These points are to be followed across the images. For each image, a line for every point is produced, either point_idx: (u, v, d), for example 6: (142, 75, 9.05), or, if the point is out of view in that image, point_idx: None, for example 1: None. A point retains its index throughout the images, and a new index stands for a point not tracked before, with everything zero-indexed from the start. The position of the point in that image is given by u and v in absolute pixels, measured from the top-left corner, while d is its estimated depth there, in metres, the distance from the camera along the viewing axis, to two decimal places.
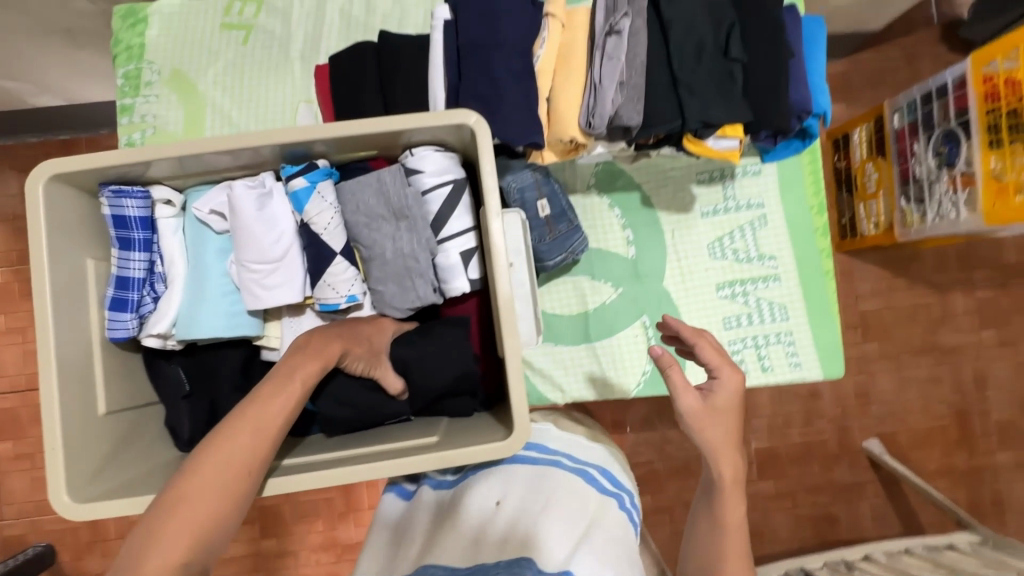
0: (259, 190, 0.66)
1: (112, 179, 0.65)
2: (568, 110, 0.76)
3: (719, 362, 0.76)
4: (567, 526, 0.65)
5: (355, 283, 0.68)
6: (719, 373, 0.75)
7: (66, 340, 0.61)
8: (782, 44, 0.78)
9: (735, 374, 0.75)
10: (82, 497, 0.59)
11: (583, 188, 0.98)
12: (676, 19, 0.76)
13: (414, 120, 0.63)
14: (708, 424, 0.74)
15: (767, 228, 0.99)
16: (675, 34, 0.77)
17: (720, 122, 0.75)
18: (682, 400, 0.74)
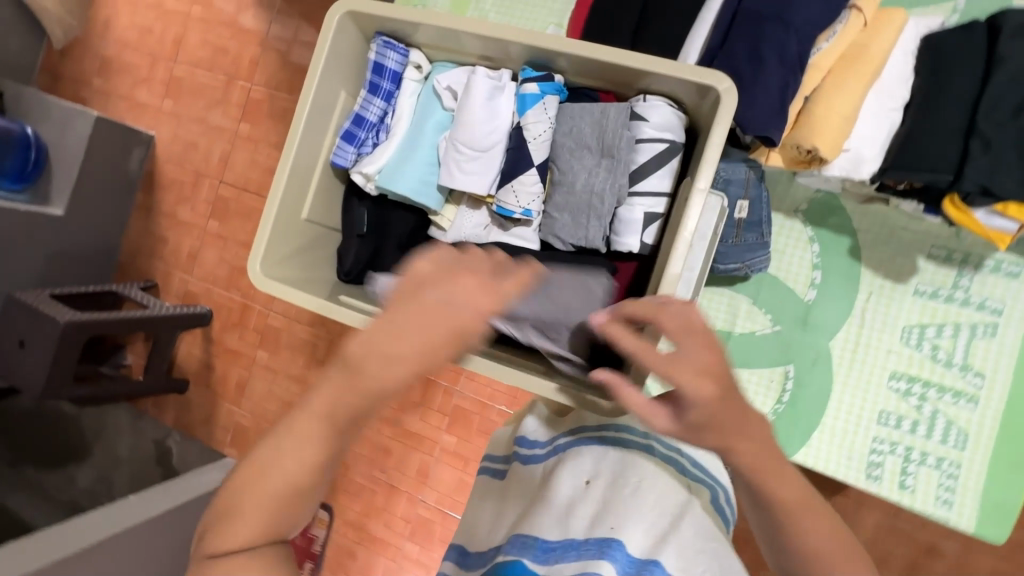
0: (495, 84, 0.70)
1: (386, 31, 0.73)
2: (824, 114, 0.68)
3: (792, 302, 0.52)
4: (655, 515, 0.51)
5: (536, 200, 0.70)
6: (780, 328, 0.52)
7: (303, 148, 0.73)
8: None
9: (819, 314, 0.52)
10: (268, 274, 0.73)
11: (788, 210, 0.89)
12: (1014, 59, 0.63)
13: (665, 66, 0.61)
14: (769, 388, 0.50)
15: (990, 340, 0.82)
16: (1000, 75, 0.63)
17: (1006, 196, 0.62)
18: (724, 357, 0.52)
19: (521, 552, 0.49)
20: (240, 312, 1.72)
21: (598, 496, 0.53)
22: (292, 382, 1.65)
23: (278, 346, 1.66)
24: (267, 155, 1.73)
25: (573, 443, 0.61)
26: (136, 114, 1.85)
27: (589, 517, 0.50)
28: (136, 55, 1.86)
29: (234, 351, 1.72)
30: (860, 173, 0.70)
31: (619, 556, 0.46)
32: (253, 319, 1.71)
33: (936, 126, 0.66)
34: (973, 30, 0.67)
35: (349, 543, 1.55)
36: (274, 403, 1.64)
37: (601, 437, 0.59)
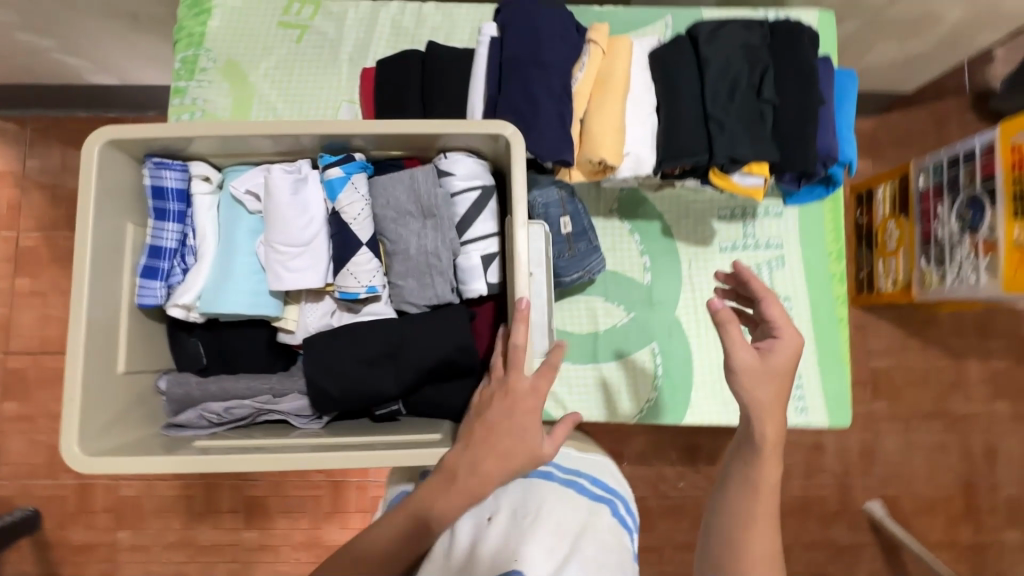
0: (295, 177, 0.69)
1: (157, 151, 0.68)
2: (600, 130, 0.79)
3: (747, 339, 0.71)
4: (552, 538, 0.61)
5: (376, 276, 0.69)
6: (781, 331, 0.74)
7: (97, 299, 0.64)
8: (813, 91, 0.81)
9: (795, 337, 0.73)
10: (93, 451, 0.62)
11: (605, 212, 1.00)
12: (715, 57, 0.80)
13: (455, 125, 0.66)
14: (762, 383, 0.71)
15: (783, 269, 1.00)
16: (711, 72, 0.80)
17: (746, 159, 0.78)
18: (737, 356, 0.71)
19: None
20: (79, 495, 1.42)
21: (500, 529, 0.63)
22: (174, 551, 1.41)
23: (143, 516, 1.41)
24: (62, 307, 1.48)
25: None
26: None
27: (491, 552, 0.60)
28: None
29: (85, 545, 1.41)
30: (644, 169, 0.82)
31: None
32: (99, 497, 1.42)
33: (682, 117, 0.80)
34: (680, 43, 0.83)
35: None
36: None
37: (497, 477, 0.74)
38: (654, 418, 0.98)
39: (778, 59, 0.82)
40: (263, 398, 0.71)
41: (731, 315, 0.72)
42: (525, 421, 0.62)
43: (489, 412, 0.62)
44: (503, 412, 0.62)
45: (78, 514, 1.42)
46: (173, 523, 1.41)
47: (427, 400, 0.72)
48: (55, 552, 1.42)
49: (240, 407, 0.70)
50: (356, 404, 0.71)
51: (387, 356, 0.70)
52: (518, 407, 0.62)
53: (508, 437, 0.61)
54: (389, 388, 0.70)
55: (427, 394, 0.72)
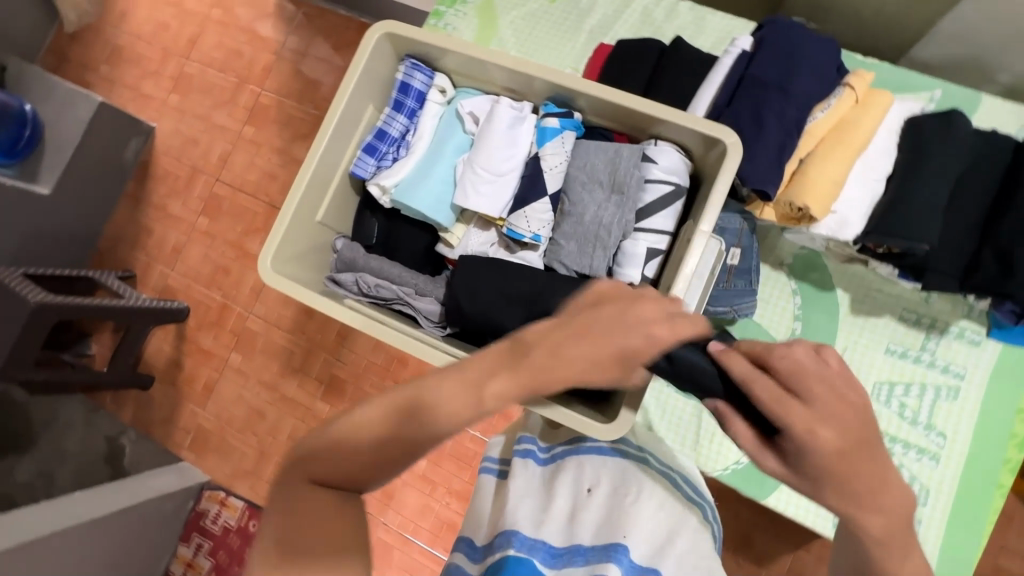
0: (516, 114, 0.75)
1: (415, 54, 0.77)
2: (816, 177, 0.74)
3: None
4: (654, 520, 0.60)
5: (546, 226, 0.74)
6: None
7: (327, 154, 0.75)
8: None
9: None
10: (277, 271, 0.73)
11: (774, 262, 0.95)
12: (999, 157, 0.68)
13: (679, 116, 0.66)
14: None
15: (952, 402, 0.87)
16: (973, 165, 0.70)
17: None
18: None
19: (530, 551, 0.54)
20: (219, 312, 1.70)
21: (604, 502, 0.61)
22: (263, 389, 1.63)
23: (254, 350, 1.65)
24: (267, 160, 1.75)
25: (568, 450, 0.70)
26: (139, 104, 1.85)
27: (592, 522, 0.59)
28: (148, 48, 1.88)
29: (206, 351, 1.69)
30: (845, 234, 0.76)
31: (623, 559, 0.53)
32: (231, 319, 1.69)
33: (916, 194, 0.73)
34: (951, 118, 0.74)
35: None
36: (242, 409, 1.63)
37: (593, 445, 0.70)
38: (734, 482, 0.92)
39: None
40: (408, 290, 0.79)
41: None
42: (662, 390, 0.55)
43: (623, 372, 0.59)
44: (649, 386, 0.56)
45: (212, 325, 1.70)
46: (272, 366, 1.63)
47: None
48: (186, 345, 1.71)
49: (388, 289, 0.78)
50: (478, 328, 0.75)
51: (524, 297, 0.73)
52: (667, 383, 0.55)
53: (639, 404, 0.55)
54: (513, 326, 0.74)
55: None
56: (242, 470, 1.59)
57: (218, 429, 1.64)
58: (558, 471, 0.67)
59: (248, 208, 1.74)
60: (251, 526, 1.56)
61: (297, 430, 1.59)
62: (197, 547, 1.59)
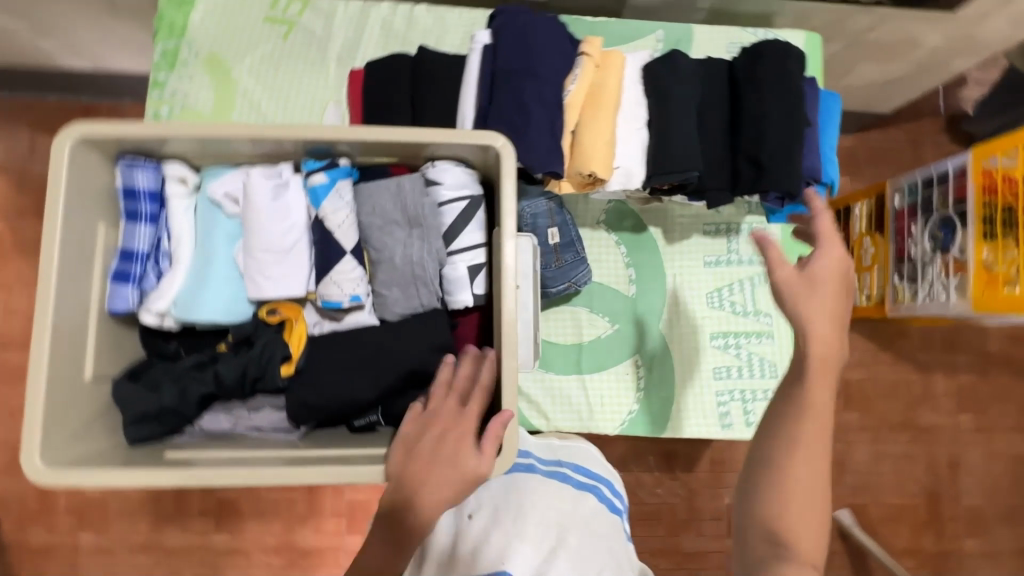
0: (277, 181, 0.67)
1: (130, 151, 0.65)
2: (591, 144, 0.78)
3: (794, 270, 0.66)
4: (538, 534, 0.76)
5: (360, 284, 0.68)
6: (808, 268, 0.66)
7: (65, 301, 0.61)
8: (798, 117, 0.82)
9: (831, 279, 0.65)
10: (55, 464, 0.58)
11: (592, 223, 1.00)
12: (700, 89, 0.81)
13: (445, 135, 0.65)
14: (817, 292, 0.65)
15: (765, 285, 1.01)
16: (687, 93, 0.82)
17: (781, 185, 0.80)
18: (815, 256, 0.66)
19: None
20: (39, 498, 1.37)
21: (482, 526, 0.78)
22: (140, 554, 1.36)
23: (107, 519, 1.36)
24: (24, 300, 1.41)
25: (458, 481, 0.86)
26: None
27: (473, 551, 0.76)
28: None
29: (43, 549, 1.36)
30: (633, 183, 0.82)
31: None
32: (60, 499, 1.37)
33: (673, 132, 0.81)
34: (673, 58, 0.83)
35: None
36: None
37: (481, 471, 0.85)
38: (635, 429, 0.98)
39: (770, 77, 0.83)
40: (237, 408, 0.71)
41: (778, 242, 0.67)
42: (459, 438, 0.61)
43: (422, 442, 0.61)
44: (434, 442, 0.61)
45: (38, 515, 1.36)
46: (139, 525, 1.36)
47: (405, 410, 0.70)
48: (13, 555, 1.36)
49: (217, 419, 0.70)
50: (335, 412, 0.69)
51: (369, 362, 0.68)
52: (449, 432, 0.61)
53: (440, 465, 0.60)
54: (366, 394, 0.68)
55: (405, 403, 0.70)
56: None
57: None
58: (448, 503, 0.84)
59: (25, 364, 1.39)
60: None
61: None
62: None
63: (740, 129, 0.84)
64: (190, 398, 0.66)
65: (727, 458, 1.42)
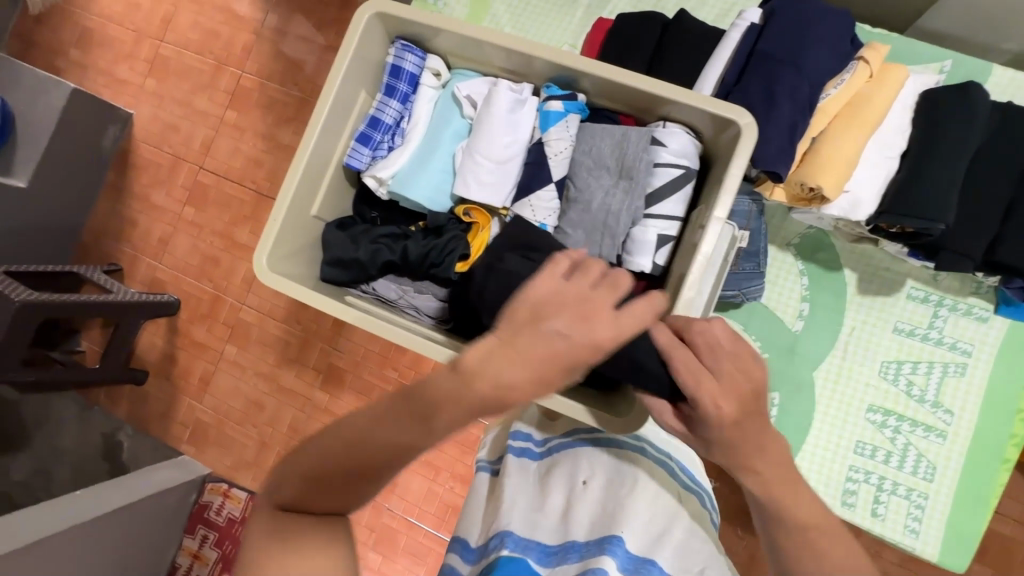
0: (516, 98, 0.71)
1: (407, 36, 0.73)
2: (829, 157, 0.72)
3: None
4: (647, 514, 0.62)
5: (552, 216, 0.71)
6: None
7: (320, 144, 0.71)
8: None
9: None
10: (273, 269, 0.70)
11: (781, 242, 0.93)
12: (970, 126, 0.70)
13: (691, 97, 0.63)
14: None
15: (960, 379, 0.87)
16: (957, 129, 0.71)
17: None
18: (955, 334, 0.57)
19: (523, 550, 0.56)
20: (210, 303, 1.67)
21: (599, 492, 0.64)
22: (262, 379, 1.61)
23: (249, 341, 1.62)
24: (251, 145, 1.68)
25: (565, 445, 0.72)
26: (114, 89, 1.77)
27: (589, 516, 0.61)
28: (117, 28, 1.79)
29: (201, 343, 1.67)
30: (856, 214, 0.74)
31: (619, 552, 0.55)
32: (223, 311, 1.65)
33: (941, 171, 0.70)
34: (969, 90, 0.71)
35: None
36: (240, 400, 1.62)
37: (593, 439, 0.71)
38: None
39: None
40: (405, 288, 0.78)
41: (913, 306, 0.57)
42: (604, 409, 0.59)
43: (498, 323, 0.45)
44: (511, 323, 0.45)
45: (205, 317, 1.66)
46: (268, 357, 1.61)
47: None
48: (180, 339, 1.68)
49: (387, 289, 0.77)
50: (485, 321, 0.74)
51: (518, 249, 0.65)
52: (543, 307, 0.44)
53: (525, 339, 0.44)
54: None
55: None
56: (244, 460, 1.59)
57: (218, 421, 1.63)
58: (555, 461, 0.69)
59: (235, 196, 1.68)
60: None
61: (297, 420, 1.57)
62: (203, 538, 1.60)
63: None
64: (378, 261, 0.75)
65: None
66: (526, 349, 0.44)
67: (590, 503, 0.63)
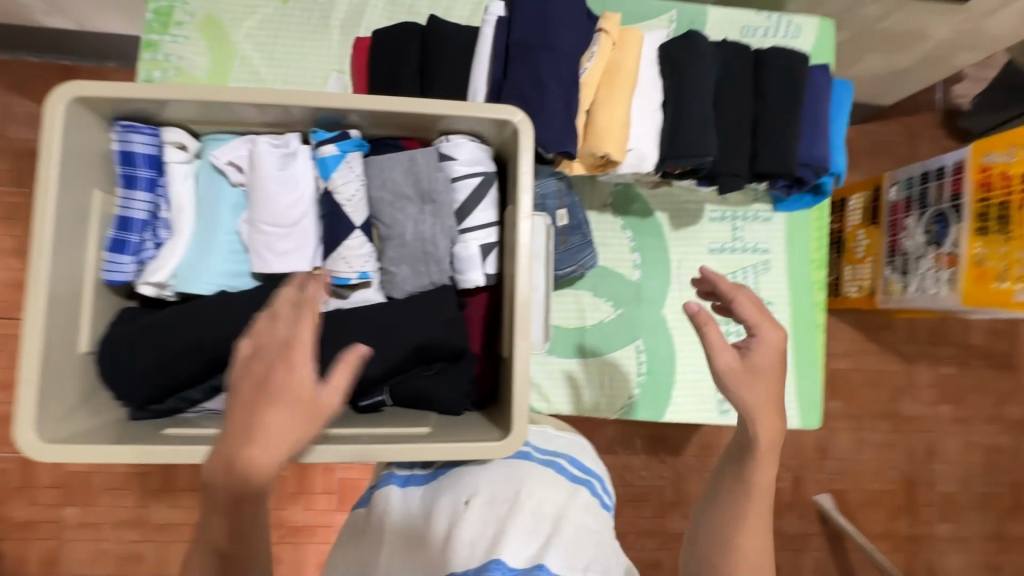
0: (283, 151, 0.64)
1: (126, 115, 0.62)
2: (607, 125, 0.77)
3: (760, 319, 0.69)
4: (531, 522, 0.64)
5: (369, 261, 0.66)
6: (759, 330, 0.69)
7: (61, 272, 0.57)
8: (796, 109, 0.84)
9: (777, 333, 0.69)
10: (49, 439, 0.56)
11: (599, 206, 0.99)
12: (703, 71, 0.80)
13: (460, 108, 0.62)
14: (749, 384, 0.66)
15: (768, 274, 1.02)
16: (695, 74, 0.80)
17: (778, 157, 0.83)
18: (720, 358, 0.67)
19: None
20: (20, 471, 1.34)
21: (479, 510, 0.66)
22: (126, 529, 1.34)
23: (92, 494, 1.34)
24: None
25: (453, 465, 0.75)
26: None
27: (468, 536, 0.64)
28: None
29: (26, 522, 1.33)
30: (645, 168, 0.81)
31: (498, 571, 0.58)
32: (42, 474, 1.34)
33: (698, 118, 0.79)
34: (692, 37, 0.81)
35: None
36: (107, 564, 1.34)
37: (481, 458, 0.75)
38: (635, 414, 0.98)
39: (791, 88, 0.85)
40: None
41: (710, 317, 0.67)
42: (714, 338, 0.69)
43: (245, 378, 0.50)
44: (258, 379, 0.50)
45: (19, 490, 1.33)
46: (126, 502, 1.34)
47: (415, 391, 0.68)
48: None
49: (219, 401, 0.67)
50: (343, 392, 0.67)
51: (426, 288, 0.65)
52: (278, 362, 0.50)
53: (274, 395, 0.49)
54: (373, 373, 0.66)
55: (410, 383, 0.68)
56: None
57: None
58: (440, 486, 0.72)
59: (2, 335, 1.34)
60: None
61: None
62: None
63: (772, 127, 0.83)
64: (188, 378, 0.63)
65: (716, 442, 1.44)
66: (281, 390, 0.50)
67: (473, 523, 0.65)
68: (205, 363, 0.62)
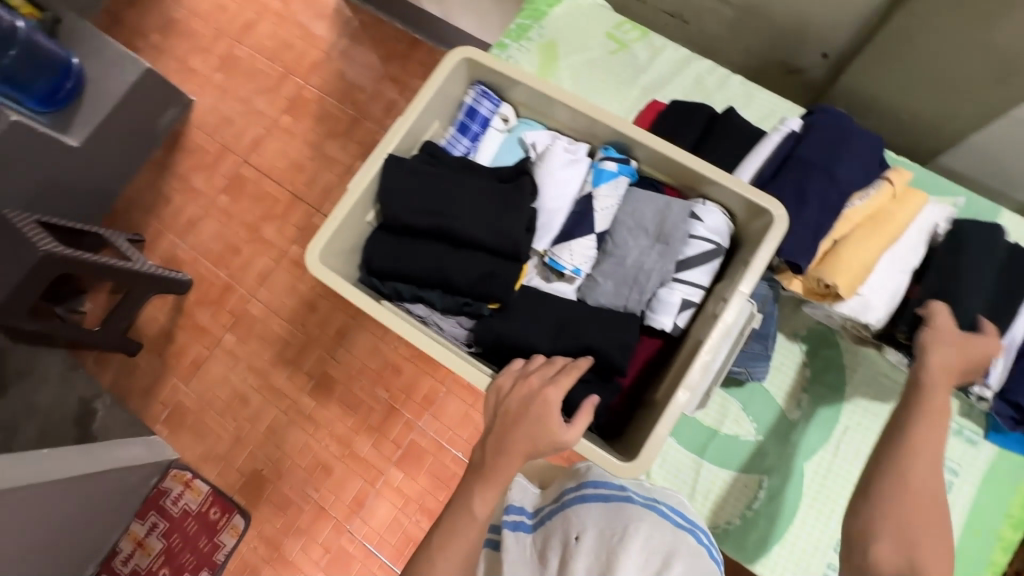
0: (573, 154, 0.79)
1: (487, 82, 0.82)
2: (849, 259, 0.78)
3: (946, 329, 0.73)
4: (642, 558, 0.65)
5: (587, 261, 0.76)
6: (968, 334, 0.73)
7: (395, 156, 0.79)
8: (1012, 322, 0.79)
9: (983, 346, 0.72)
10: (324, 260, 0.76)
11: (790, 332, 0.98)
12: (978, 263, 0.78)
13: (733, 183, 0.71)
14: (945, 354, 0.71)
15: (945, 497, 0.89)
16: (966, 263, 0.79)
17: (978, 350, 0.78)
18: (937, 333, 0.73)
19: None
20: (222, 289, 1.70)
21: (593, 546, 0.66)
22: (252, 374, 1.61)
23: (250, 333, 1.64)
24: (299, 150, 1.77)
25: (567, 499, 0.77)
26: (183, 77, 1.89)
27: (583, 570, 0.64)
28: (201, 26, 1.94)
29: (202, 326, 1.68)
30: (867, 316, 0.80)
31: None
32: (232, 299, 1.68)
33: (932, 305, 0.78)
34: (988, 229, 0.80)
35: (254, 560, 1.47)
36: (226, 391, 1.61)
37: (583, 496, 0.75)
38: (721, 544, 0.92)
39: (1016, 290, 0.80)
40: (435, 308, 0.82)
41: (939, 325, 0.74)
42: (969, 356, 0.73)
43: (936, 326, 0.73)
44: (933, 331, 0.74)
45: (212, 302, 1.69)
46: (265, 353, 1.62)
47: (508, 229, 0.74)
48: (183, 318, 1.70)
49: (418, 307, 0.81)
50: (508, 350, 0.76)
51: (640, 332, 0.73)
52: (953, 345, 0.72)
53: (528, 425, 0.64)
54: (541, 345, 0.74)
55: (502, 221, 0.75)
56: (215, 453, 1.56)
57: (198, 408, 1.61)
58: (549, 525, 0.74)
59: (274, 194, 1.76)
60: (212, 513, 1.52)
61: (279, 421, 1.56)
62: (151, 526, 1.54)
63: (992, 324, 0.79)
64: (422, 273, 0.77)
65: None
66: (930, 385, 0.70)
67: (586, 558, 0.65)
68: (431, 272, 0.76)
